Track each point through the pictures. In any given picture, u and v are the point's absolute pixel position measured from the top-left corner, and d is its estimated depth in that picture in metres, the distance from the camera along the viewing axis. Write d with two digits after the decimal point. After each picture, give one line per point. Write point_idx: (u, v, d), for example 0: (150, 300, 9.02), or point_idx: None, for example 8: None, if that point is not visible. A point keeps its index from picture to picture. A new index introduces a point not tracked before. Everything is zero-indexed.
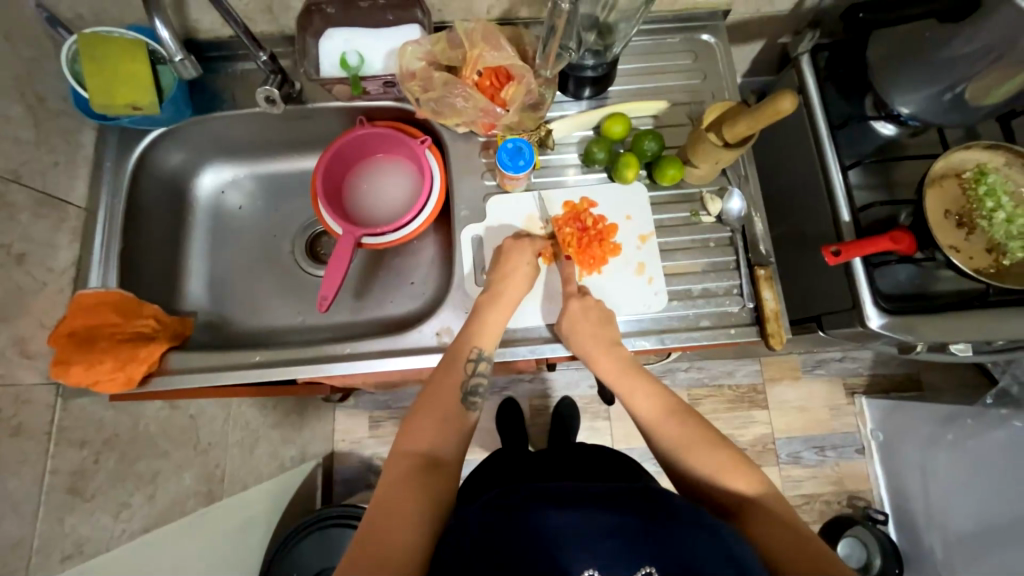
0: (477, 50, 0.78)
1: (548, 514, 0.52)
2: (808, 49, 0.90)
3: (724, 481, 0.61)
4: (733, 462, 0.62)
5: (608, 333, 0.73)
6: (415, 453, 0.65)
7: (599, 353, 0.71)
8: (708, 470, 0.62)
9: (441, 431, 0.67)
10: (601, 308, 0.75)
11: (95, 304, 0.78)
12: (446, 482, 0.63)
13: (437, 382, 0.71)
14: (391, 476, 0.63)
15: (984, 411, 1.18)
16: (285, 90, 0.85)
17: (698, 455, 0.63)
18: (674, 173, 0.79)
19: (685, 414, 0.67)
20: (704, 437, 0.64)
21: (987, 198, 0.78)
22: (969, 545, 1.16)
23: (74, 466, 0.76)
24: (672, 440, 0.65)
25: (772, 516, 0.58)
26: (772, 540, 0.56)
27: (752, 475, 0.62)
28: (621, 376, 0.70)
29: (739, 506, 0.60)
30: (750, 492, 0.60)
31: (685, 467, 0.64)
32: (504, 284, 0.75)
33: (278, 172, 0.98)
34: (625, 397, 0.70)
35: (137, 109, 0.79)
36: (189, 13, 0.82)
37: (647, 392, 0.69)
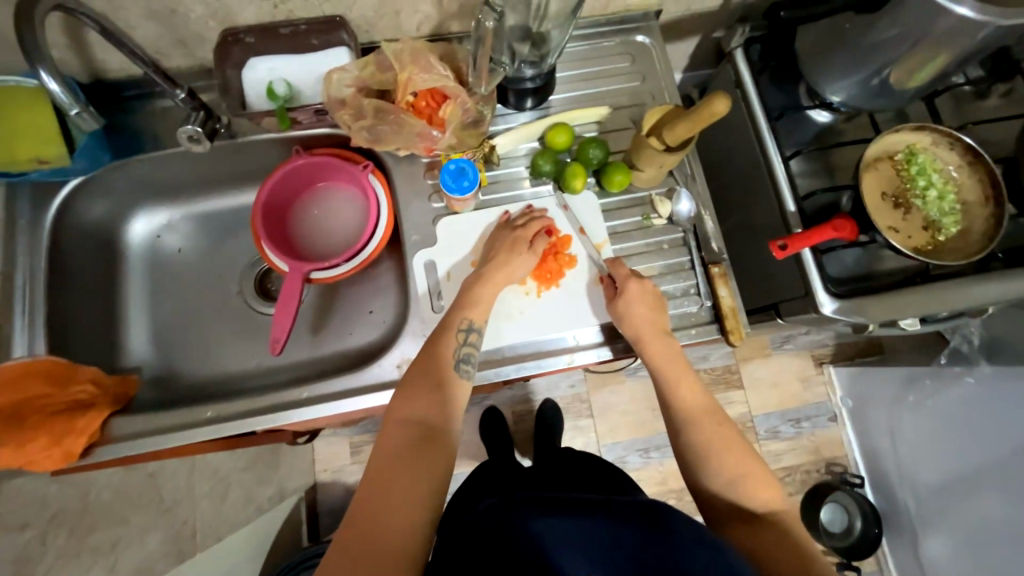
0: (407, 73, 0.75)
1: (535, 522, 0.50)
2: (740, 44, 0.91)
3: (750, 486, 0.62)
4: (762, 476, 0.63)
5: (659, 317, 0.72)
6: (413, 424, 0.62)
7: (653, 340, 0.71)
8: (736, 473, 0.63)
9: (436, 400, 0.65)
10: (654, 288, 0.74)
11: (23, 375, 0.71)
12: (443, 455, 0.61)
13: (430, 355, 0.69)
14: (386, 446, 0.61)
15: (940, 370, 1.24)
16: (210, 126, 0.79)
17: (730, 456, 0.64)
18: (621, 179, 0.78)
19: (724, 418, 0.68)
20: (737, 444, 0.65)
21: (920, 177, 0.81)
22: (937, 497, 1.22)
23: (18, 551, 0.71)
24: (709, 433, 0.66)
25: (784, 529, 0.59)
26: (777, 546, 0.56)
27: (776, 491, 0.63)
28: (670, 370, 0.70)
29: (756, 512, 0.61)
30: (773, 505, 0.61)
31: (714, 462, 0.64)
32: (481, 285, 0.73)
33: (216, 210, 0.93)
34: (670, 388, 0.70)
35: (44, 163, 0.73)
36: (94, 54, 0.76)
37: (694, 390, 0.70)
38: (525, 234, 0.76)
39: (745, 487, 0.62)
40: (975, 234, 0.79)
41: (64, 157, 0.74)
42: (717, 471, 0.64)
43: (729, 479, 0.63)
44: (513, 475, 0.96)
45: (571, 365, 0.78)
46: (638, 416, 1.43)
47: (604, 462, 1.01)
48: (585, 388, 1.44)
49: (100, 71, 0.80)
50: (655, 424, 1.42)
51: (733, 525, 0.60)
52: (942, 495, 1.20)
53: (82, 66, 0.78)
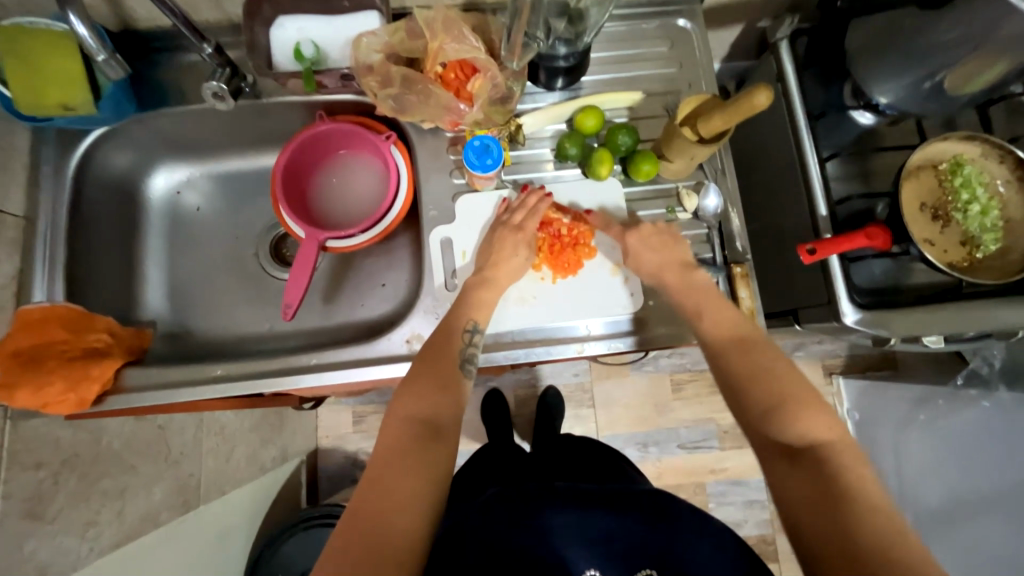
0: (437, 42, 0.73)
1: (549, 514, 0.55)
2: (787, 35, 0.86)
3: (790, 411, 0.59)
4: (809, 403, 0.59)
5: (676, 254, 0.73)
6: (417, 421, 0.63)
7: (670, 270, 0.71)
8: (770, 404, 0.60)
9: (440, 395, 0.66)
10: (669, 231, 0.75)
11: (40, 321, 0.73)
12: (447, 452, 0.61)
13: (438, 349, 0.69)
14: (390, 442, 0.61)
15: (956, 392, 1.25)
16: (235, 83, 0.77)
17: (765, 386, 0.61)
18: (649, 169, 0.76)
19: (759, 345, 0.65)
20: (777, 371, 0.62)
21: (963, 189, 0.77)
22: (941, 519, 1.19)
23: (31, 489, 0.73)
24: (743, 364, 0.63)
25: (823, 461, 0.56)
26: (807, 487, 0.55)
27: (825, 416, 0.59)
28: (692, 298, 0.69)
29: (795, 447, 0.58)
30: (816, 438, 0.58)
31: (750, 392, 0.61)
32: (483, 287, 0.72)
33: (237, 171, 0.93)
34: (694, 319, 0.68)
35: (70, 109, 0.73)
36: (123, 1, 0.75)
37: (723, 317, 0.67)
38: (522, 229, 0.74)
39: (781, 420, 0.59)
40: (1014, 254, 0.76)
41: (89, 104, 0.73)
42: (753, 402, 0.61)
43: (764, 410, 0.60)
44: (515, 461, 0.96)
45: (580, 355, 0.77)
46: (640, 410, 1.42)
47: (611, 449, 1.01)
48: (589, 378, 1.44)
49: (129, 19, 0.79)
50: (657, 420, 1.42)
51: (771, 464, 0.58)
52: (941, 518, 1.20)
53: (110, 13, 0.77)
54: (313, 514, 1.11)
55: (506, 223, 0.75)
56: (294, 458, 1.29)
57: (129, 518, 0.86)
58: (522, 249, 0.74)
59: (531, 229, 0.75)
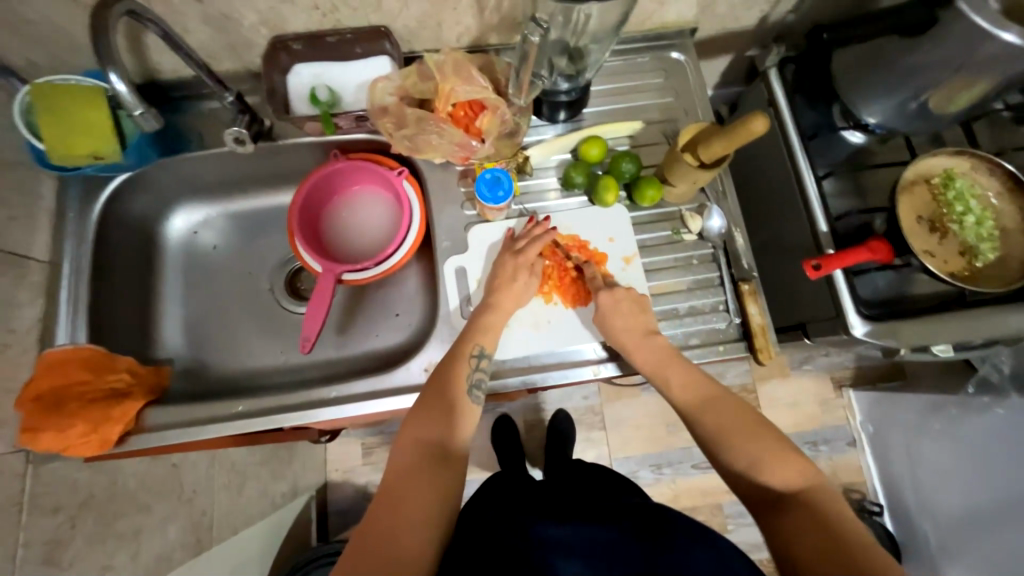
0: (449, 84, 0.77)
1: (540, 527, 0.55)
2: (775, 64, 0.91)
3: (761, 471, 0.60)
4: (778, 456, 0.61)
5: (642, 323, 0.73)
6: (427, 443, 0.64)
7: (635, 344, 0.71)
8: (748, 461, 0.62)
9: (448, 418, 0.67)
10: (638, 296, 0.75)
11: (64, 362, 0.75)
12: (455, 474, 0.63)
13: (441, 378, 0.70)
14: (399, 465, 0.63)
15: (968, 400, 1.19)
16: (254, 128, 0.83)
17: (740, 441, 0.63)
18: (653, 194, 0.79)
19: (726, 399, 0.67)
20: (745, 427, 0.64)
21: (957, 203, 0.80)
22: (969, 528, 1.15)
23: (49, 534, 0.72)
24: (716, 421, 0.65)
25: (810, 510, 0.56)
26: (803, 537, 0.54)
27: (795, 469, 0.60)
28: (658, 367, 0.70)
29: (778, 497, 0.59)
30: (798, 485, 0.59)
31: (731, 447, 0.63)
32: (494, 313, 0.74)
33: (253, 209, 0.96)
34: (663, 384, 0.70)
35: (99, 158, 0.77)
36: (148, 56, 0.80)
37: (685, 379, 0.69)
38: (526, 259, 0.76)
39: (760, 474, 0.60)
40: (1012, 262, 0.78)
41: (116, 153, 0.77)
42: (735, 457, 0.62)
43: (746, 466, 0.62)
44: (524, 484, 0.96)
45: (595, 377, 0.78)
46: (652, 430, 1.41)
47: (620, 475, 1.00)
48: (599, 400, 1.43)
49: (152, 71, 0.83)
50: (669, 440, 1.41)
51: (762, 516, 0.59)
52: (961, 526, 1.17)
53: (136, 67, 0.82)
54: (326, 550, 1.09)
55: (513, 251, 0.77)
56: (304, 493, 1.27)
57: (144, 562, 0.84)
58: (528, 276, 0.76)
59: (535, 257, 0.77)
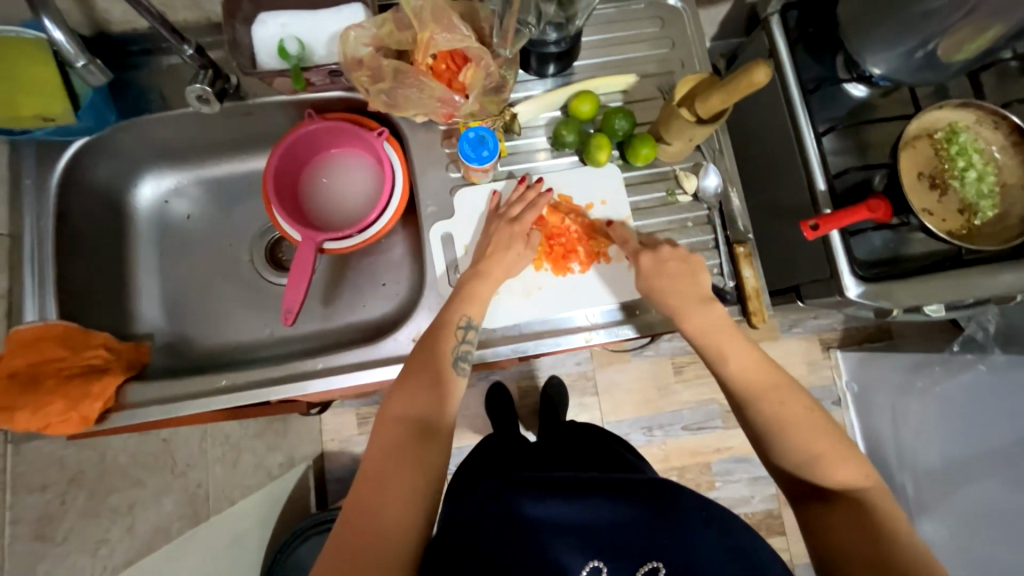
0: (427, 33, 0.71)
1: (526, 505, 0.51)
2: (777, 10, 0.86)
3: (827, 466, 0.59)
4: (843, 453, 0.60)
5: (695, 288, 0.69)
6: (412, 419, 0.63)
7: (691, 311, 0.68)
8: (810, 454, 0.60)
9: (436, 394, 0.66)
10: (692, 260, 0.71)
11: (36, 340, 0.72)
12: (441, 449, 0.62)
13: (427, 350, 0.68)
14: (384, 443, 0.62)
15: (952, 357, 1.27)
16: (219, 85, 0.75)
17: (802, 436, 0.60)
18: (648, 152, 0.75)
19: (791, 389, 0.63)
20: (811, 419, 0.61)
21: (959, 157, 0.78)
22: (938, 478, 1.21)
23: (39, 512, 0.73)
24: (775, 411, 0.62)
25: (868, 510, 0.57)
26: (854, 539, 0.55)
27: (859, 467, 0.60)
28: (714, 336, 0.67)
29: (834, 493, 0.59)
30: (855, 483, 0.59)
31: (786, 444, 0.61)
32: (481, 282, 0.71)
33: (226, 175, 0.91)
34: (717, 358, 0.66)
35: (49, 120, 0.72)
36: (95, 4, 0.72)
37: (748, 357, 0.65)
38: (517, 224, 0.73)
39: (825, 472, 0.59)
40: (1012, 218, 0.77)
41: (69, 114, 0.72)
42: (788, 454, 0.61)
43: (800, 464, 0.60)
44: (517, 449, 0.96)
45: (587, 344, 0.76)
46: (643, 394, 1.43)
47: (611, 434, 1.03)
48: (591, 365, 1.44)
49: (103, 23, 0.76)
50: (660, 403, 1.43)
51: (809, 511, 0.60)
52: (940, 480, 1.21)
53: (84, 18, 0.74)
54: (324, 517, 1.09)
55: (505, 219, 0.74)
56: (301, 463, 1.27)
57: (140, 534, 0.84)
58: (523, 245, 0.73)
59: (529, 221, 0.74)
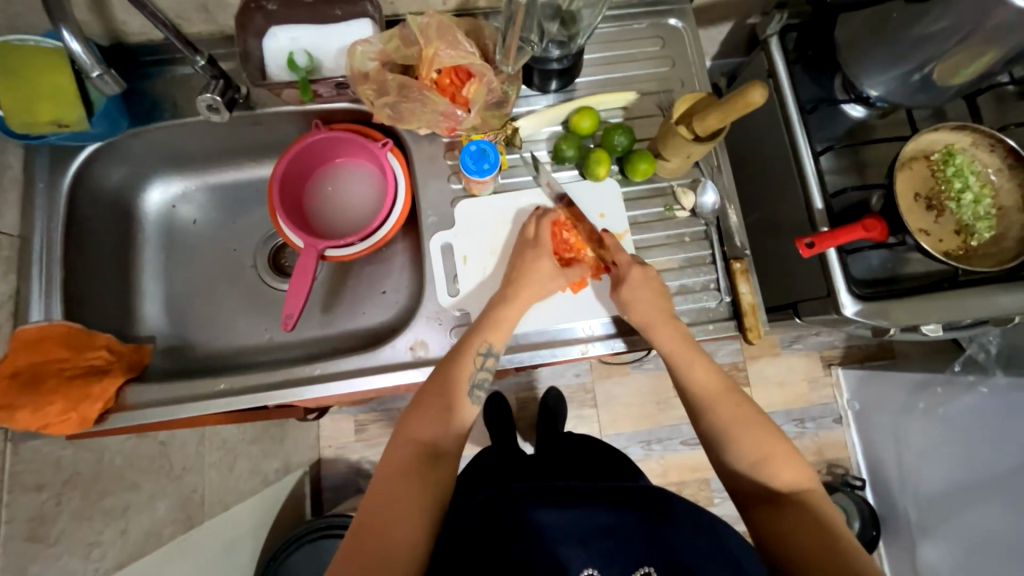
0: (432, 49, 0.73)
1: (537, 511, 0.52)
2: (776, 31, 0.87)
3: (773, 469, 0.61)
4: (788, 456, 0.62)
5: (662, 304, 0.71)
6: (421, 442, 0.64)
7: (661, 325, 0.70)
8: (758, 456, 0.62)
9: (448, 418, 0.66)
10: (657, 279, 0.72)
11: (40, 339, 0.73)
12: (449, 472, 0.63)
13: (444, 370, 0.68)
14: (393, 463, 0.63)
15: (953, 379, 1.22)
16: (229, 95, 0.78)
17: (747, 438, 0.63)
18: (646, 168, 0.76)
19: (743, 401, 0.66)
20: (761, 424, 0.64)
21: (956, 179, 0.78)
22: (938, 504, 1.19)
23: (33, 511, 0.72)
24: (730, 415, 0.64)
25: (808, 510, 0.58)
26: (794, 534, 0.56)
27: (802, 471, 0.61)
28: (681, 347, 0.69)
29: (778, 494, 0.60)
30: (798, 485, 0.60)
31: (736, 444, 0.63)
32: (506, 306, 0.71)
33: (233, 182, 0.92)
34: (683, 366, 0.69)
35: (62, 126, 0.73)
36: (113, 15, 0.75)
37: (708, 368, 0.69)
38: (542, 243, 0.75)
39: (768, 471, 0.61)
40: (1008, 241, 0.77)
41: (83, 121, 0.73)
42: (739, 454, 0.62)
43: (750, 463, 0.62)
44: (514, 462, 0.96)
45: (583, 355, 0.77)
46: (642, 407, 1.43)
47: (610, 448, 1.01)
48: (590, 377, 1.44)
49: (120, 33, 0.79)
50: (659, 417, 1.42)
51: (754, 508, 0.60)
52: (938, 502, 1.19)
53: (102, 29, 0.77)
54: (319, 524, 1.08)
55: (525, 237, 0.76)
56: (297, 469, 1.26)
57: (134, 537, 0.84)
58: (553, 267, 0.74)
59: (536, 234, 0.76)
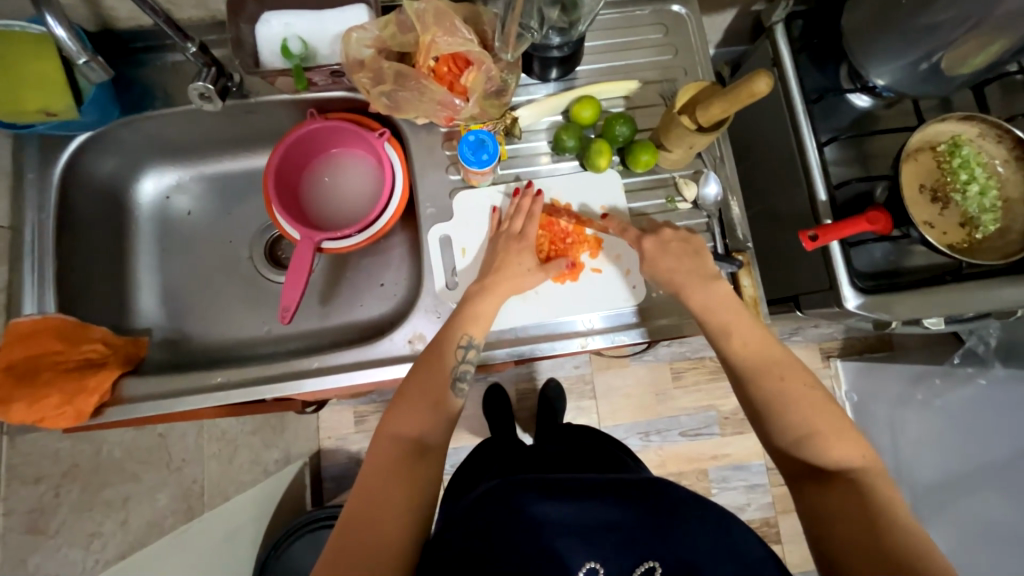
0: (429, 36, 0.71)
1: (536, 505, 0.51)
2: (782, 19, 0.85)
3: (826, 445, 0.59)
4: (843, 431, 0.60)
5: (696, 262, 0.70)
6: (405, 439, 0.63)
7: (695, 287, 0.68)
8: (809, 431, 0.60)
9: (431, 413, 0.65)
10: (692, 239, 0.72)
11: (32, 333, 0.72)
12: (433, 469, 0.62)
13: (429, 366, 0.68)
14: (378, 461, 0.62)
15: (952, 370, 1.25)
16: (221, 83, 0.75)
17: (801, 409, 0.61)
18: (648, 159, 0.75)
19: (795, 371, 0.64)
20: (812, 398, 0.62)
21: (962, 171, 0.77)
22: (935, 495, 1.20)
23: (32, 503, 0.72)
24: (776, 387, 0.62)
25: (861, 489, 0.56)
26: (844, 514, 0.55)
27: (859, 446, 0.59)
28: (720, 311, 0.67)
29: (828, 472, 0.58)
30: (853, 462, 0.58)
31: (782, 418, 0.61)
32: (484, 296, 0.71)
33: (228, 173, 0.91)
34: (723, 336, 0.66)
35: (51, 115, 0.71)
36: (101, 1, 0.73)
37: (747, 334, 0.66)
38: (518, 232, 0.74)
39: (819, 447, 0.59)
40: (1014, 233, 0.76)
41: (71, 109, 0.71)
42: (784, 429, 0.61)
43: (797, 438, 0.60)
44: (512, 454, 0.96)
45: (583, 349, 0.76)
46: (641, 399, 1.43)
47: (608, 438, 1.03)
48: (589, 369, 1.44)
49: (108, 19, 0.77)
50: (658, 409, 1.42)
51: (804, 488, 0.59)
52: (938, 492, 1.20)
53: (90, 15, 0.75)
54: (318, 516, 1.08)
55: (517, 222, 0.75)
56: (298, 460, 1.26)
57: (133, 529, 0.84)
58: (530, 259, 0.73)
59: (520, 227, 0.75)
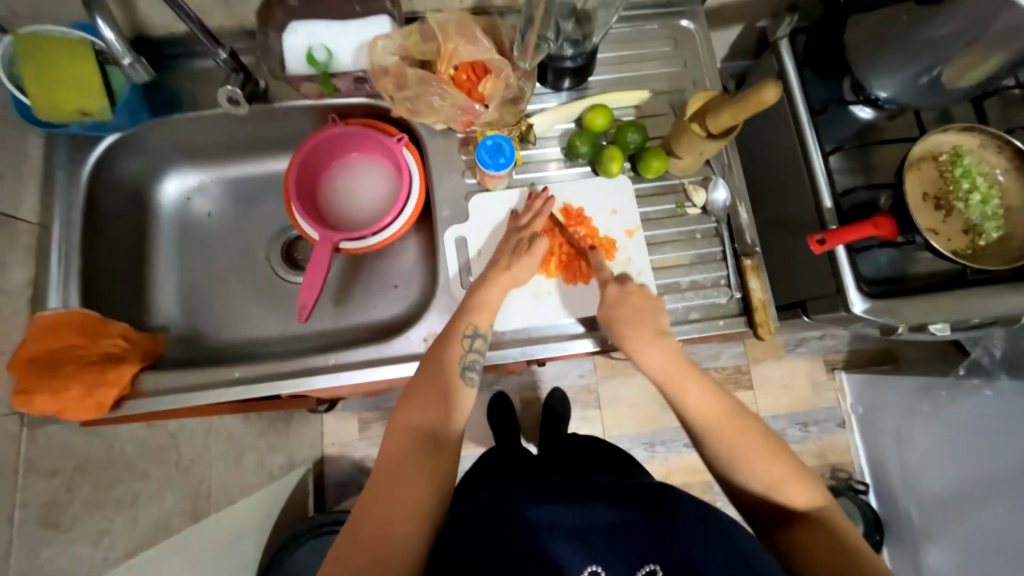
0: (452, 44, 0.75)
1: (534, 510, 0.53)
2: (786, 34, 0.89)
3: (785, 493, 0.59)
4: (797, 476, 0.60)
5: (653, 323, 0.70)
6: (421, 431, 0.64)
7: (648, 346, 0.69)
8: (768, 482, 0.60)
9: (440, 405, 0.66)
10: (648, 299, 0.72)
11: (53, 328, 0.73)
12: (450, 463, 0.63)
13: (433, 362, 0.69)
14: (392, 452, 0.62)
15: (958, 382, 1.19)
16: (248, 88, 0.81)
17: (760, 462, 0.61)
18: (658, 165, 0.77)
19: (745, 420, 0.64)
20: (765, 444, 0.62)
21: (964, 179, 0.79)
22: (943, 505, 1.19)
23: (46, 496, 0.72)
24: (723, 439, 0.62)
25: (832, 531, 0.56)
26: (820, 552, 0.55)
27: (812, 489, 0.60)
28: (671, 372, 0.67)
29: (797, 514, 0.58)
30: (815, 503, 0.59)
31: (748, 470, 0.61)
32: (488, 287, 0.72)
33: (247, 176, 0.94)
34: (676, 394, 0.66)
35: (86, 115, 0.74)
36: (137, 8, 0.76)
37: (702, 393, 0.66)
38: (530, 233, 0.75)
39: (782, 493, 0.59)
40: (1016, 241, 0.78)
41: (106, 110, 0.74)
42: (749, 479, 0.61)
43: (767, 487, 0.60)
44: (520, 461, 0.96)
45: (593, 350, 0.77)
46: (646, 409, 1.43)
47: (615, 449, 1.01)
48: (594, 378, 1.44)
49: (141, 26, 0.80)
50: (663, 418, 1.42)
51: (775, 532, 0.59)
52: (944, 504, 1.19)
53: (124, 22, 0.78)
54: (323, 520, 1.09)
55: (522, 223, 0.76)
56: (302, 466, 1.26)
57: (142, 526, 0.84)
58: (533, 257, 0.74)
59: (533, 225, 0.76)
